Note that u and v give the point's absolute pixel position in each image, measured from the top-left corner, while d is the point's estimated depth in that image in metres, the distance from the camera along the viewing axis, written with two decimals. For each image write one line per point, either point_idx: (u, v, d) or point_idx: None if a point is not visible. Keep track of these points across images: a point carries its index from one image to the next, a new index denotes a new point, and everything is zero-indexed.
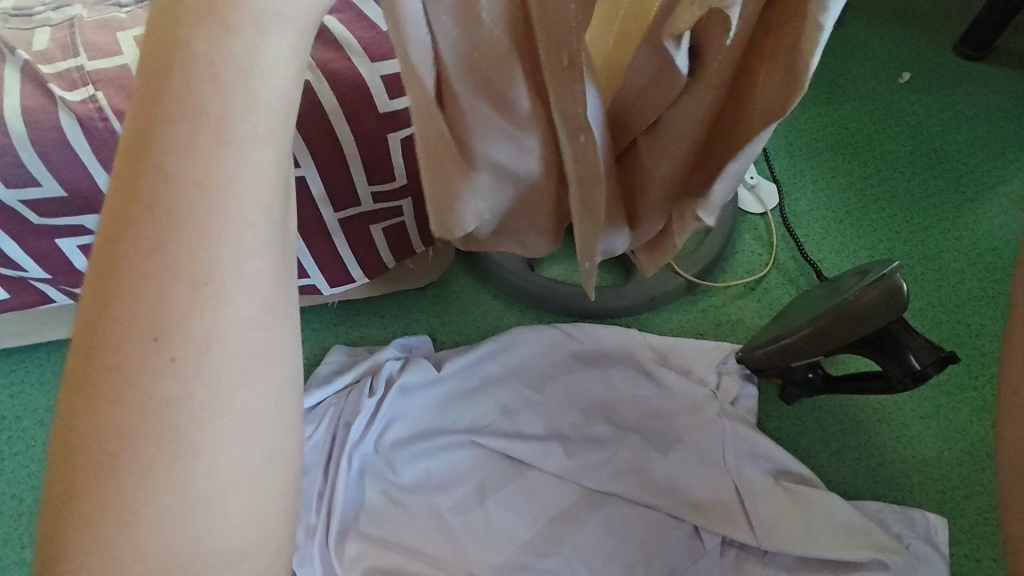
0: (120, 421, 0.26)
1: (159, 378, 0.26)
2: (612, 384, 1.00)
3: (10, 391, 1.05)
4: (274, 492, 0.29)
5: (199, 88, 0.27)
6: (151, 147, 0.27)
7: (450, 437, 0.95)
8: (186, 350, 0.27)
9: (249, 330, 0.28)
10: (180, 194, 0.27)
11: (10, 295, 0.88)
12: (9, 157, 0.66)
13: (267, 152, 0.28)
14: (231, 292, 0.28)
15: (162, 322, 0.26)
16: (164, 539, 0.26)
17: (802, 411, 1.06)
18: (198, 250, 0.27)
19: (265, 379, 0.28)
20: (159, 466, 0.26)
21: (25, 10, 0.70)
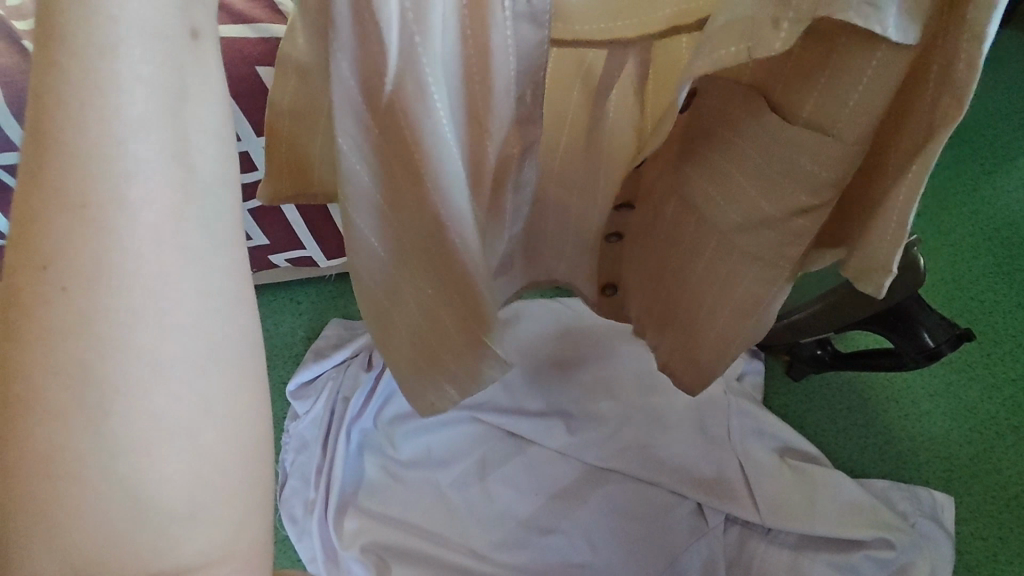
0: (30, 362, 0.24)
1: (53, 311, 0.24)
2: (616, 359, 0.98)
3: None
4: (215, 451, 0.27)
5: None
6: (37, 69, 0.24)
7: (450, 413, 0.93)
8: (86, 286, 0.24)
9: (154, 265, 0.25)
10: (70, 119, 0.24)
11: None
12: None
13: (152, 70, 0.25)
14: (128, 229, 0.25)
15: (60, 255, 0.24)
16: (82, 492, 0.24)
17: (809, 388, 1.05)
18: (83, 177, 0.24)
19: (183, 318, 0.26)
20: (61, 410, 0.24)
21: None
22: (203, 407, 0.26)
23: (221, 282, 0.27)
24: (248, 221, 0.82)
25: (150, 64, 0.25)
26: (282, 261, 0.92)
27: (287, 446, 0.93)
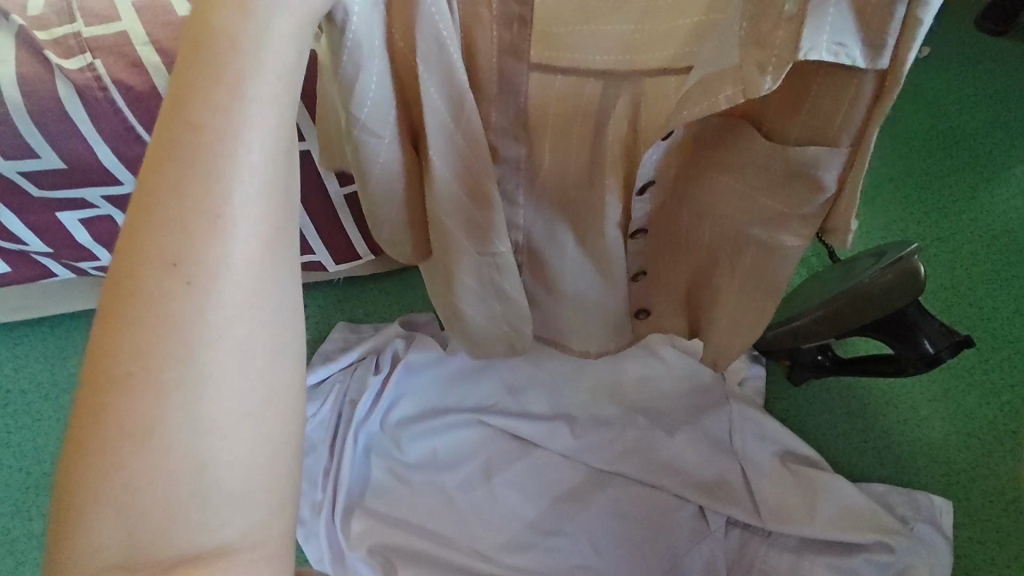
0: (151, 346, 0.26)
1: (174, 301, 0.26)
2: (620, 363, 0.99)
3: (14, 362, 1.05)
4: (285, 454, 0.28)
5: (226, 49, 0.28)
6: (182, 96, 0.28)
7: (456, 416, 0.94)
8: (203, 275, 0.27)
9: (255, 270, 0.28)
10: (203, 124, 0.28)
11: (10, 270, 0.88)
12: (6, 128, 0.64)
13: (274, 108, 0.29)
14: (239, 237, 0.27)
15: (173, 236, 0.27)
16: (177, 471, 0.25)
17: (809, 393, 1.06)
18: (210, 188, 0.27)
19: (271, 324, 0.28)
20: (172, 389, 0.26)
21: None
22: (269, 387, 0.28)
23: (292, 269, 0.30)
24: None
25: (277, 82, 0.29)
26: None
27: None
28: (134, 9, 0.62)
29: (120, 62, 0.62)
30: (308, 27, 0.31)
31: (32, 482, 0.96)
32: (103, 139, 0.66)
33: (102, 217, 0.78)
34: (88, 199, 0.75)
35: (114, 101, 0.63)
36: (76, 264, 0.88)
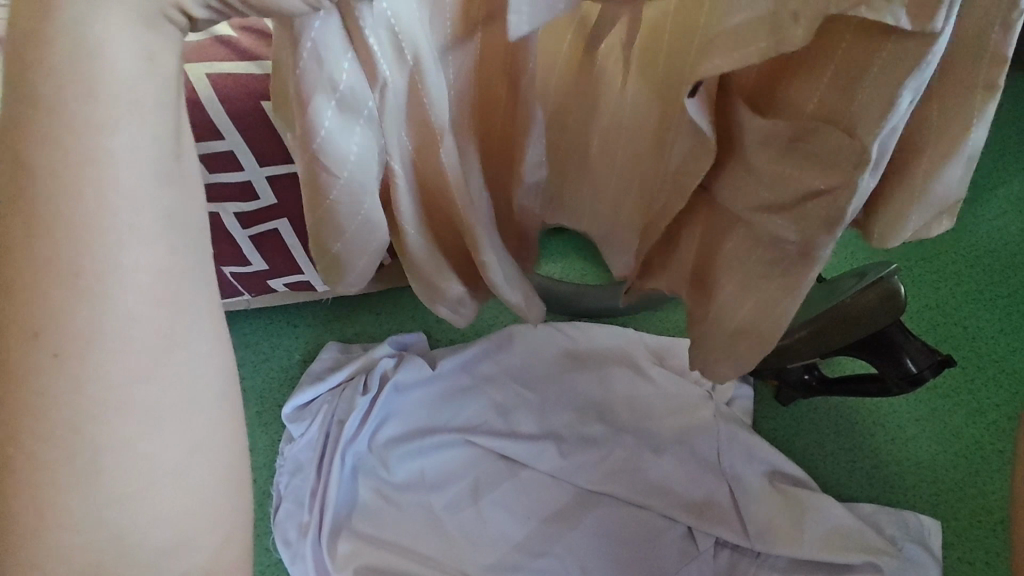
0: (35, 419, 0.28)
1: (48, 373, 0.28)
2: (609, 383, 1.00)
3: None
4: (200, 483, 0.32)
5: (65, 76, 0.27)
6: (21, 150, 0.27)
7: (444, 437, 0.94)
8: (74, 346, 0.28)
9: (138, 323, 0.29)
10: (57, 175, 0.27)
11: None
12: None
13: (140, 134, 0.28)
14: (116, 291, 0.28)
15: (36, 319, 0.27)
16: (82, 530, 0.29)
17: (798, 412, 1.06)
18: (74, 244, 0.27)
19: (165, 372, 0.30)
20: (64, 461, 0.28)
21: None
22: (178, 429, 0.31)
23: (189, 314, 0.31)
24: (249, 247, 0.84)
25: (137, 107, 0.28)
26: (281, 285, 0.94)
27: (282, 469, 0.94)
28: None
29: None
30: (159, 23, 0.28)
31: None
32: None
33: None
34: None
35: None
36: None
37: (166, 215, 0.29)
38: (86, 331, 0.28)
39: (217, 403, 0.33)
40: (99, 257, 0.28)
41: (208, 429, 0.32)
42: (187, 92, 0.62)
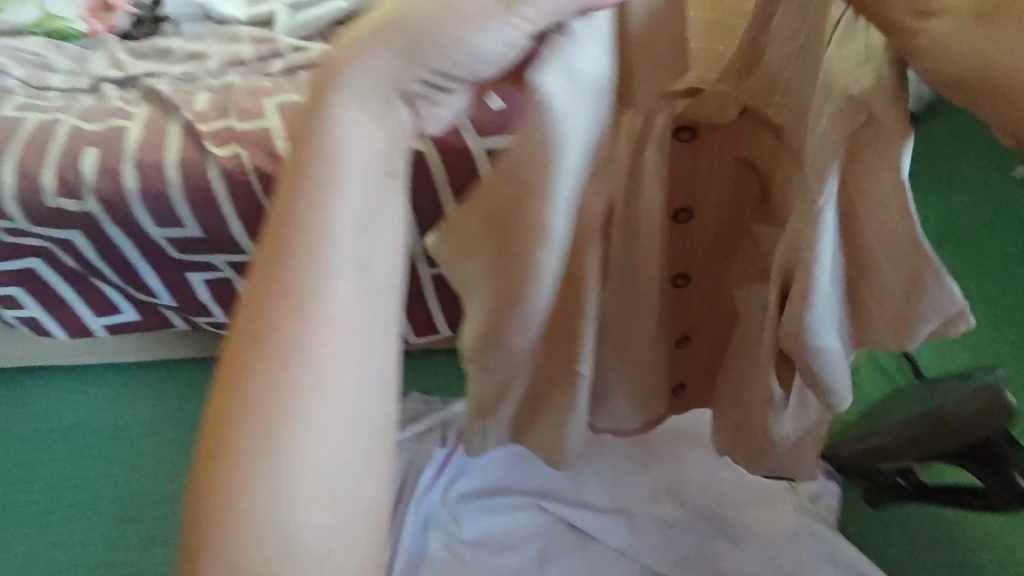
0: (244, 428, 0.32)
1: (260, 388, 0.32)
2: (683, 462, 0.97)
3: (106, 401, 1.09)
4: (354, 525, 0.33)
5: (317, 153, 0.33)
6: (281, 212, 0.33)
7: (516, 498, 0.95)
8: (283, 371, 0.32)
9: (341, 362, 0.33)
10: (300, 232, 0.33)
11: (138, 317, 0.92)
12: (162, 200, 0.73)
13: (359, 203, 0.34)
14: (327, 330, 0.33)
15: (257, 333, 0.33)
16: (255, 541, 0.31)
17: (890, 519, 0.99)
18: (306, 292, 0.33)
19: (350, 408, 0.33)
20: (257, 471, 0.32)
21: (191, 75, 0.83)
22: (332, 454, 0.33)
23: (365, 351, 0.34)
24: None
25: (362, 184, 0.34)
26: None
27: None
28: (278, 109, 0.73)
29: (261, 152, 0.71)
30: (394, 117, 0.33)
31: (97, 531, 0.96)
32: (238, 215, 0.73)
33: (224, 279, 0.83)
34: (217, 264, 0.80)
35: (252, 185, 0.71)
36: (195, 320, 0.91)
37: (366, 265, 0.34)
38: (288, 347, 0.33)
39: (368, 441, 0.34)
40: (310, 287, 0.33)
41: (361, 465, 0.34)
42: None
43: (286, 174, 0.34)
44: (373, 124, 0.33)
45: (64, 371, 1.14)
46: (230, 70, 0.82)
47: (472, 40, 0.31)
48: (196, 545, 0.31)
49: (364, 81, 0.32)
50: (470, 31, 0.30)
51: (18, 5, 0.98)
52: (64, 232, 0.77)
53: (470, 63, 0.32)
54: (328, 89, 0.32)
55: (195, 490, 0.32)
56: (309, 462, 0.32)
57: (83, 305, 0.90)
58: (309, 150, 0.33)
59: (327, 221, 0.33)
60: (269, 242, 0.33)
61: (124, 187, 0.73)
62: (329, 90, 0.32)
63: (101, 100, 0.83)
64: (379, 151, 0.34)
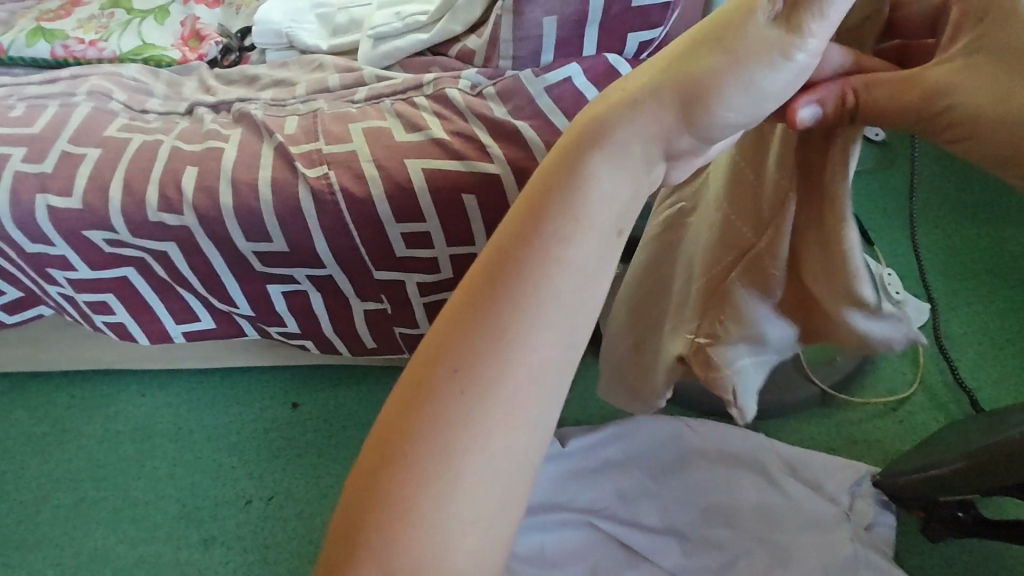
0: (430, 430, 0.33)
1: (451, 395, 0.33)
2: (735, 486, 0.99)
3: (176, 406, 1.15)
4: (498, 550, 0.33)
5: (563, 189, 0.36)
6: (511, 237, 0.36)
7: (568, 516, 0.97)
8: (476, 387, 0.33)
9: (533, 392, 0.34)
10: (522, 258, 0.35)
11: (214, 325, 0.97)
12: (254, 216, 0.78)
13: (580, 243, 0.36)
14: (529, 359, 0.34)
15: (461, 358, 0.34)
16: (409, 540, 0.32)
17: (949, 553, 0.97)
18: (519, 318, 0.34)
19: (527, 436, 0.34)
20: (429, 473, 0.32)
21: (280, 101, 0.89)
22: (496, 500, 0.33)
23: (551, 404, 0.35)
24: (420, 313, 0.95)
25: (584, 228, 0.36)
26: None
27: None
28: (364, 134, 0.78)
29: (348, 173, 0.76)
30: (633, 169, 0.38)
31: (170, 528, 1.03)
32: (322, 231, 0.78)
33: (301, 292, 0.88)
34: (296, 277, 0.85)
35: (338, 204, 0.76)
36: (268, 329, 0.96)
37: (575, 318, 0.35)
38: (491, 381, 0.33)
39: (519, 494, 0.34)
40: (524, 328, 0.34)
41: (517, 495, 0.34)
42: (404, 182, 0.75)
43: (521, 212, 0.37)
44: (621, 180, 0.37)
45: (134, 375, 1.20)
46: (316, 96, 0.88)
47: (763, 79, 0.35)
48: (356, 541, 0.32)
49: (633, 144, 0.37)
50: (765, 67, 0.35)
51: (119, 33, 1.07)
52: (160, 243, 0.82)
53: (759, 99, 0.36)
54: (593, 142, 0.37)
55: (363, 488, 0.33)
56: (481, 498, 0.33)
57: (166, 312, 0.95)
58: (560, 199, 0.36)
59: (558, 267, 0.35)
60: (490, 271, 0.35)
61: (220, 202, 0.78)
62: (591, 149, 0.37)
63: (196, 122, 0.89)
64: (614, 210, 0.37)
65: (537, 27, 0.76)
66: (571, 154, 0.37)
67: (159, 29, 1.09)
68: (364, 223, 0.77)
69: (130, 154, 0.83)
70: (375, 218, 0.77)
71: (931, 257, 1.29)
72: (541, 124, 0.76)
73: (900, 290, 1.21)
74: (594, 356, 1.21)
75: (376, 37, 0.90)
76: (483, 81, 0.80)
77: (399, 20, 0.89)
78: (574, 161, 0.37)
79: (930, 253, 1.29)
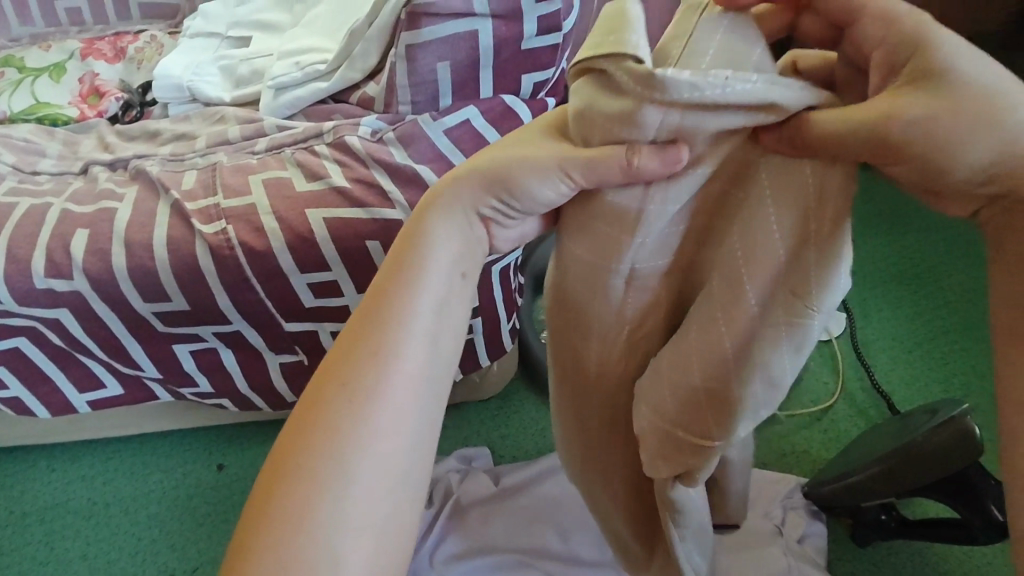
0: (320, 441, 0.40)
1: (338, 409, 0.41)
2: None
3: (90, 478, 1.09)
4: (386, 544, 0.39)
5: (418, 243, 0.45)
6: (384, 282, 0.45)
7: (504, 558, 0.93)
8: (361, 401, 0.41)
9: (407, 402, 0.42)
10: (392, 297, 0.44)
11: (122, 389, 0.92)
12: (150, 276, 0.75)
13: (437, 284, 0.45)
14: (401, 376, 0.42)
15: (350, 380, 0.41)
16: (303, 537, 0.37)
17: (879, 558, 1.00)
18: (389, 342, 0.42)
19: (403, 441, 0.41)
20: (320, 480, 0.39)
21: (179, 156, 0.87)
22: (381, 502, 0.40)
23: (426, 414, 0.43)
24: None
25: (443, 270, 0.45)
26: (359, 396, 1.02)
27: None
28: (263, 186, 0.77)
29: (247, 226, 0.75)
30: (466, 231, 0.46)
31: None
32: (223, 287, 0.76)
33: (209, 349, 0.85)
34: (202, 334, 0.82)
35: (238, 259, 0.74)
36: (180, 390, 0.92)
37: (439, 346, 0.44)
38: (371, 398, 0.41)
39: (406, 489, 0.41)
40: (394, 351, 0.42)
41: (401, 492, 0.41)
42: (306, 232, 0.74)
43: (389, 263, 0.45)
44: (458, 233, 0.46)
45: (43, 450, 1.12)
46: (217, 149, 0.86)
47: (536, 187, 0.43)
48: (254, 548, 0.37)
49: (458, 208, 0.46)
50: (534, 181, 0.43)
51: (10, 93, 1.03)
52: (51, 310, 0.78)
53: (525, 199, 0.44)
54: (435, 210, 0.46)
55: (259, 498, 0.39)
56: (363, 495, 0.39)
57: (67, 381, 0.90)
58: (416, 247, 0.45)
59: (417, 304, 0.44)
60: (368, 311, 0.43)
61: (112, 264, 0.75)
62: (433, 211, 0.46)
63: (90, 182, 0.86)
64: (456, 257, 0.46)
65: (432, 72, 0.77)
66: (422, 216, 0.46)
67: (55, 88, 1.06)
68: (267, 275, 0.75)
69: (15, 219, 0.79)
70: (278, 270, 0.75)
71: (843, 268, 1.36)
72: (442, 167, 0.76)
73: None
74: (528, 389, 1.21)
75: (276, 87, 0.89)
76: (383, 127, 0.80)
77: (298, 70, 0.89)
78: (423, 221, 0.46)
79: None
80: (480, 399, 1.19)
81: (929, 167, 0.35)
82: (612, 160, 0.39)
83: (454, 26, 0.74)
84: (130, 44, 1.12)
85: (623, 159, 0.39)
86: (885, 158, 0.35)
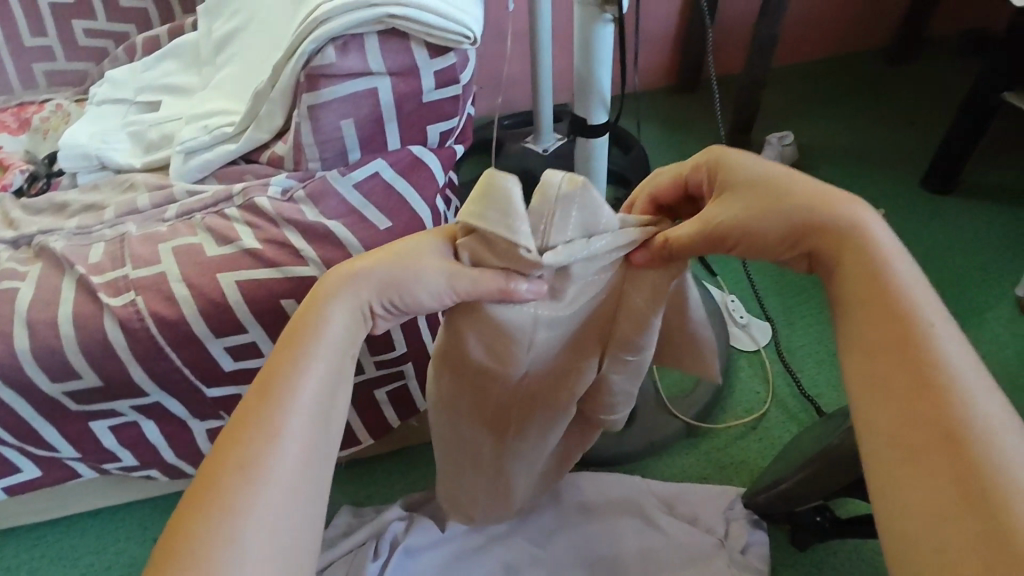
0: (211, 519, 0.40)
1: (228, 485, 0.41)
2: (620, 538, 1.00)
3: (12, 568, 1.03)
4: None
5: (313, 326, 0.48)
6: (275, 363, 0.47)
7: None
8: (252, 474, 0.42)
9: (298, 471, 0.43)
10: (283, 374, 0.46)
11: (39, 473, 0.88)
12: (57, 356, 0.73)
13: (326, 359, 0.48)
14: (292, 447, 0.44)
15: (240, 457, 0.42)
16: None
17: (819, 559, 1.03)
18: (280, 416, 0.44)
19: (295, 510, 0.42)
20: (212, 559, 0.39)
21: (86, 228, 0.85)
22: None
23: (317, 481, 0.45)
24: None
25: (332, 346, 0.48)
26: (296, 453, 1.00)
27: None
28: (173, 253, 0.76)
29: (157, 296, 0.74)
30: (359, 315, 0.51)
31: None
32: (136, 359, 0.74)
33: (129, 423, 0.83)
34: (120, 409, 0.80)
35: (150, 330, 0.73)
36: (102, 467, 0.88)
37: (328, 416, 0.47)
38: (262, 471, 0.42)
39: (298, 556, 0.42)
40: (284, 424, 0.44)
41: (295, 559, 0.42)
42: (218, 297, 0.74)
43: (281, 346, 0.48)
44: (350, 317, 0.50)
45: None
46: (126, 218, 0.85)
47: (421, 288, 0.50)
48: None
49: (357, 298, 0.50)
50: (422, 287, 0.50)
51: None
52: None
53: (413, 300, 0.51)
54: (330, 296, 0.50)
55: None
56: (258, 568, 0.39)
57: None
58: (308, 330, 0.48)
59: (306, 377, 0.46)
60: (260, 391, 0.45)
61: (15, 346, 0.73)
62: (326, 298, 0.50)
63: None
64: (347, 337, 0.50)
65: (337, 130, 0.78)
66: (314, 302, 0.50)
67: None
68: (182, 343, 0.74)
69: None
70: (193, 338, 0.74)
71: (767, 280, 1.42)
72: (355, 220, 0.77)
73: (743, 315, 1.32)
74: None
75: (184, 151, 0.89)
76: (293, 185, 0.80)
77: (206, 134, 0.89)
78: (316, 306, 0.49)
79: (765, 278, 1.42)
80: (424, 442, 1.19)
81: (749, 243, 0.50)
82: (492, 284, 0.49)
83: (353, 85, 0.76)
84: (35, 114, 1.10)
85: (501, 284, 0.49)
86: (720, 245, 0.50)
